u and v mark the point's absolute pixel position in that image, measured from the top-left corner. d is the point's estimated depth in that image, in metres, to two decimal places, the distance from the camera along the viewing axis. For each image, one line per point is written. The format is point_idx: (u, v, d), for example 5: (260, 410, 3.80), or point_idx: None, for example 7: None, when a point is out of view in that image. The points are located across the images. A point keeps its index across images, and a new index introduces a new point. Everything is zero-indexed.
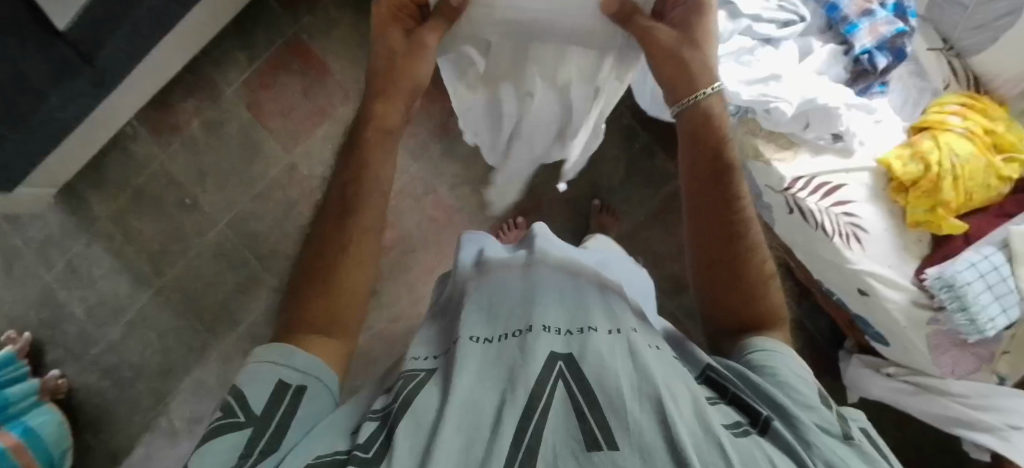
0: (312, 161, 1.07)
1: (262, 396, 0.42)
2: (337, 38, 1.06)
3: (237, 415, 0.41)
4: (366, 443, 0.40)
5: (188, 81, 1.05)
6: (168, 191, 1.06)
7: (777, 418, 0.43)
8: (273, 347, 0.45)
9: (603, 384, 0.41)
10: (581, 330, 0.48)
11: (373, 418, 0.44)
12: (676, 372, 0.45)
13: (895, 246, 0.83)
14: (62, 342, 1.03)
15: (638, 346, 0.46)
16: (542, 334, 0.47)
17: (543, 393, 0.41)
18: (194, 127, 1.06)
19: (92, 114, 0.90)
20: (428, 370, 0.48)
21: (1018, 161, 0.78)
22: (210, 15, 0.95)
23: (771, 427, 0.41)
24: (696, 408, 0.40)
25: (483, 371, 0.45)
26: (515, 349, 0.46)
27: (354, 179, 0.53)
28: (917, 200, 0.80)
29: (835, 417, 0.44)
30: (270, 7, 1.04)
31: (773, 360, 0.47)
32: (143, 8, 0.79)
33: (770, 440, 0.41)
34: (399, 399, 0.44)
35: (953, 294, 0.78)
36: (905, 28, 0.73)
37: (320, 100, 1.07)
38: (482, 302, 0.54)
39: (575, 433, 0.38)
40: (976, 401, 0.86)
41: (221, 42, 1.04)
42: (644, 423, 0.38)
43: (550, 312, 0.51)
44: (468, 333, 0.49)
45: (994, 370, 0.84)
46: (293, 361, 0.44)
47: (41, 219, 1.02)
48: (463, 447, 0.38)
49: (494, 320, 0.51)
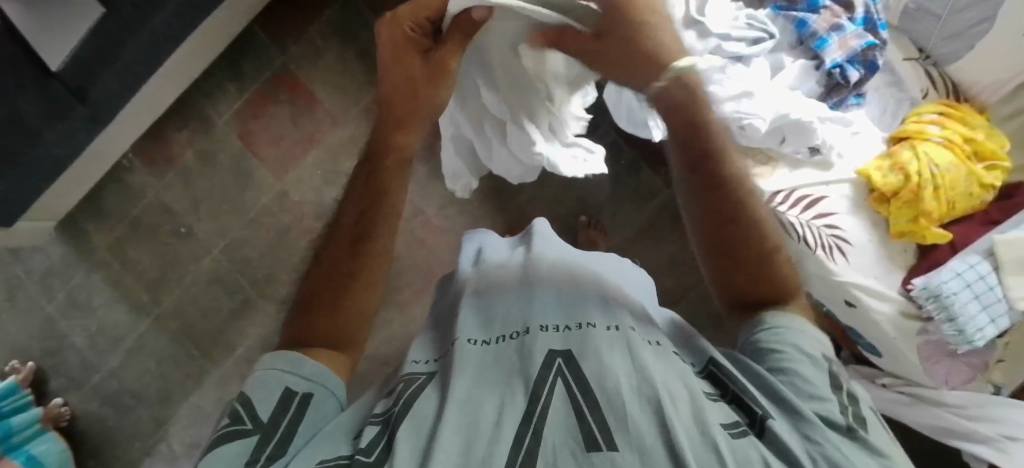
0: (303, 187, 1.11)
1: (269, 403, 0.43)
2: (324, 67, 1.11)
3: (246, 422, 0.42)
4: (368, 447, 0.40)
5: (182, 113, 1.08)
6: (164, 221, 1.08)
7: (777, 415, 0.42)
8: (281, 356, 0.46)
9: (602, 383, 0.41)
10: (580, 325, 0.48)
11: (374, 422, 0.44)
12: (676, 369, 0.44)
13: (879, 257, 0.82)
14: (64, 371, 1.05)
15: (636, 344, 0.45)
16: (541, 332, 0.47)
17: (543, 393, 0.41)
18: (188, 158, 1.09)
19: (89, 150, 0.92)
20: (428, 373, 0.49)
21: (999, 168, 0.79)
22: (201, 50, 0.98)
23: (768, 428, 0.41)
24: (694, 408, 0.40)
25: (482, 374, 0.45)
26: (513, 351, 0.47)
27: (367, 209, 0.58)
28: (899, 211, 0.79)
29: (840, 407, 0.43)
30: (258, 40, 1.08)
31: (781, 343, 0.48)
32: (133, 47, 0.81)
33: (769, 439, 0.40)
34: (400, 403, 0.44)
35: (939, 305, 0.78)
36: (874, 41, 0.76)
37: (309, 128, 1.11)
38: (484, 300, 0.55)
39: (575, 432, 0.37)
40: (972, 412, 0.83)
41: (212, 74, 1.08)
42: (643, 424, 0.38)
43: (548, 310, 0.51)
44: (465, 335, 0.50)
45: (989, 380, 0.84)
46: (300, 369, 0.46)
47: (42, 251, 1.05)
48: (463, 449, 0.38)
49: (490, 323, 0.52)
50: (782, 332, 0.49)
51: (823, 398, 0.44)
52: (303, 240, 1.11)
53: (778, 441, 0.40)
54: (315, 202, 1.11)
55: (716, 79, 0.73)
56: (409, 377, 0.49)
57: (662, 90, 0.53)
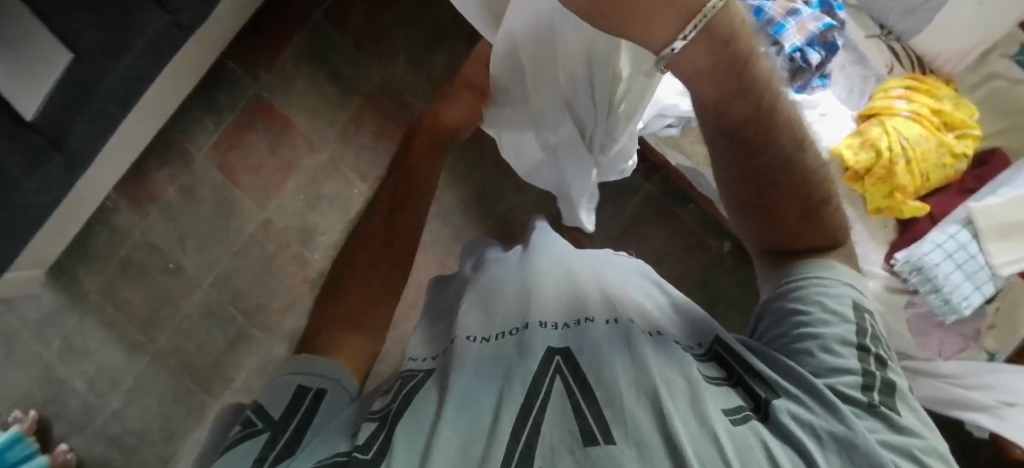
0: (287, 213, 1.12)
1: (278, 403, 0.42)
2: (297, 92, 1.12)
3: (258, 424, 0.41)
4: (365, 443, 0.39)
5: (160, 151, 1.09)
6: (152, 258, 1.09)
7: (786, 397, 0.41)
8: (290, 362, 0.46)
9: (600, 378, 0.41)
10: (578, 323, 0.48)
11: (372, 418, 0.42)
12: (677, 357, 0.43)
13: (859, 234, 0.82)
14: (66, 418, 1.05)
15: (635, 336, 0.45)
16: (540, 327, 0.47)
17: (541, 389, 0.41)
18: (171, 194, 1.10)
19: (71, 195, 0.92)
20: (427, 370, 0.47)
21: (968, 137, 0.81)
22: (174, 86, 0.98)
23: (772, 413, 0.39)
24: (693, 397, 0.39)
25: (482, 368, 0.44)
26: (512, 348, 0.46)
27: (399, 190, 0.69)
28: (873, 187, 0.80)
29: (864, 377, 0.41)
30: (229, 71, 1.10)
31: (808, 309, 0.46)
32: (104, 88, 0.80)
33: (776, 421, 0.39)
34: (398, 399, 0.43)
35: (923, 277, 0.78)
36: (831, 23, 0.77)
37: (287, 154, 1.12)
38: (484, 295, 0.53)
39: (572, 427, 0.37)
40: (970, 381, 0.80)
41: (187, 110, 1.09)
42: (640, 418, 0.37)
43: (547, 305, 0.50)
44: (464, 333, 0.48)
45: (982, 347, 0.82)
46: (307, 367, 0.45)
47: (35, 299, 1.05)
48: (462, 445, 0.37)
49: (491, 317, 0.51)
50: (814, 287, 0.47)
51: (846, 369, 0.42)
52: (292, 265, 1.11)
53: (782, 424, 0.39)
54: (299, 227, 1.12)
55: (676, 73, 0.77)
56: (407, 374, 0.48)
57: (689, 43, 0.34)
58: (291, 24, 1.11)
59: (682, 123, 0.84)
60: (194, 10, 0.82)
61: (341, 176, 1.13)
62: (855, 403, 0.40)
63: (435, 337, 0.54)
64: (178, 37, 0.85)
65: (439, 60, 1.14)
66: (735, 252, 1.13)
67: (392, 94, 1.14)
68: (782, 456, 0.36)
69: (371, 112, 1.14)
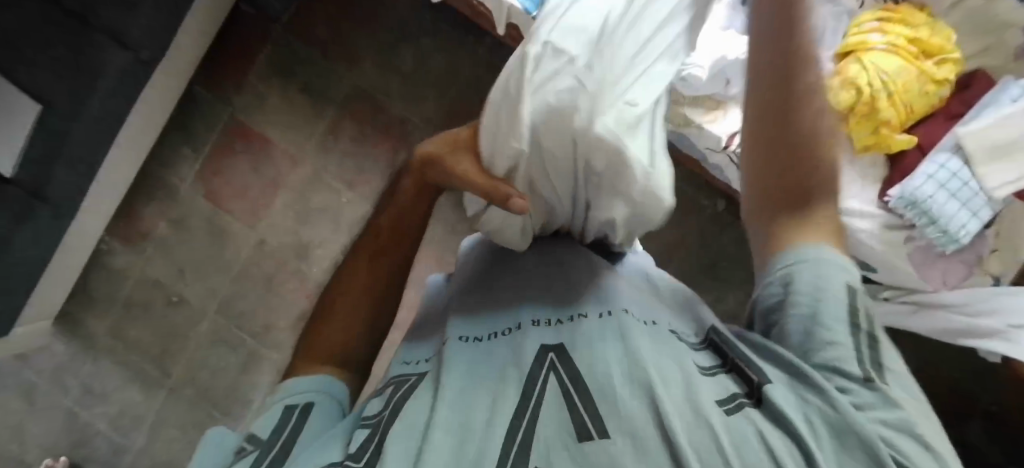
0: (279, 231, 1.11)
1: (266, 425, 0.42)
2: (270, 109, 1.12)
3: (247, 446, 0.40)
4: (357, 452, 0.38)
5: (145, 187, 1.09)
6: (154, 294, 1.10)
7: (782, 382, 0.38)
8: (286, 387, 0.46)
9: (592, 372, 0.40)
10: (572, 317, 0.47)
11: (365, 425, 0.41)
12: (670, 345, 0.43)
13: (851, 175, 0.82)
14: (96, 459, 1.07)
15: (629, 325, 0.44)
16: (532, 327, 0.47)
17: (535, 387, 0.40)
18: (162, 228, 1.10)
19: (63, 242, 0.92)
20: (419, 374, 0.47)
21: (949, 61, 0.79)
22: (148, 120, 0.98)
23: (763, 396, 0.37)
24: (687, 383, 0.38)
25: (474, 371, 0.44)
26: (504, 350, 0.46)
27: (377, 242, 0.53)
28: (859, 125, 0.79)
29: (856, 356, 0.37)
30: (201, 98, 1.09)
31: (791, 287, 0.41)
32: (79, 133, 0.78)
33: (769, 404, 0.36)
34: (389, 407, 0.43)
35: (919, 210, 0.77)
36: None
37: (271, 173, 1.12)
38: (476, 306, 0.53)
39: (567, 425, 0.37)
40: (976, 307, 0.80)
41: (165, 143, 1.09)
42: (634, 408, 0.37)
43: (540, 308, 0.50)
44: (456, 333, 0.49)
45: (987, 271, 0.81)
46: (297, 389, 0.45)
47: (48, 349, 1.07)
48: (455, 448, 0.37)
49: (484, 320, 0.51)
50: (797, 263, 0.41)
51: (840, 355, 0.37)
52: (291, 282, 1.11)
53: (770, 408, 0.36)
54: (294, 243, 1.12)
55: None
56: (399, 381, 0.47)
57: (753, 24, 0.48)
58: (254, 43, 1.10)
59: None
60: (156, 43, 0.79)
61: (327, 187, 1.12)
62: (847, 383, 0.36)
63: (430, 340, 0.53)
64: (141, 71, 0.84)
65: (407, 56, 1.12)
66: (731, 209, 1.12)
67: (365, 98, 1.12)
68: (773, 437, 0.34)
69: (347, 118, 1.12)
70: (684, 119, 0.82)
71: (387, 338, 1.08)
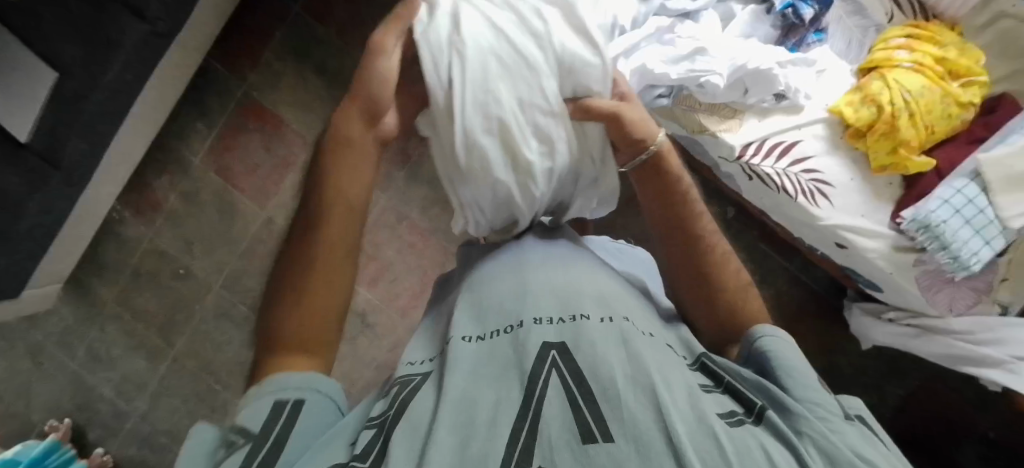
0: (287, 212, 1.12)
1: (257, 416, 0.39)
2: (284, 88, 1.12)
3: (236, 440, 0.38)
4: (364, 452, 0.38)
5: (158, 159, 1.10)
6: (162, 265, 1.11)
7: (771, 409, 0.42)
8: (268, 379, 0.43)
9: (596, 373, 0.40)
10: (573, 317, 0.47)
11: (370, 426, 0.41)
12: (669, 359, 0.44)
13: (864, 195, 0.81)
14: (99, 422, 1.09)
15: (630, 333, 0.45)
16: (534, 325, 0.46)
17: (538, 386, 0.40)
18: (173, 201, 1.11)
19: (75, 210, 0.93)
20: (424, 373, 0.47)
21: (974, 84, 0.78)
22: (163, 93, 0.98)
23: (764, 415, 0.40)
24: (689, 396, 0.39)
25: (479, 370, 0.44)
26: (507, 348, 0.45)
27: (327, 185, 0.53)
28: (876, 144, 0.78)
29: (834, 398, 0.43)
30: (216, 74, 1.09)
31: (771, 349, 0.48)
32: (92, 102, 0.78)
33: (769, 423, 0.39)
34: (395, 405, 0.43)
35: (931, 235, 0.76)
36: None
37: (282, 152, 1.12)
38: (475, 300, 0.53)
39: (571, 424, 0.36)
40: (981, 336, 0.81)
41: (179, 117, 1.09)
42: (639, 412, 0.37)
43: (542, 302, 0.49)
44: (458, 333, 0.48)
45: (995, 299, 0.80)
46: (284, 383, 0.42)
47: (56, 313, 1.09)
48: (457, 446, 0.37)
49: (482, 319, 0.50)
50: (766, 341, 0.49)
51: (818, 400, 0.42)
52: None
53: (772, 426, 0.39)
54: None
55: (667, 38, 0.75)
56: (404, 380, 0.46)
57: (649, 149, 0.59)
58: (272, 20, 1.10)
59: (671, 92, 0.78)
60: (172, 16, 0.80)
61: None
62: (830, 420, 0.40)
63: (430, 338, 0.54)
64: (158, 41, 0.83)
65: None
66: (739, 217, 1.11)
67: None
68: (776, 455, 0.36)
69: None
70: (699, 126, 0.80)
71: (390, 323, 1.10)
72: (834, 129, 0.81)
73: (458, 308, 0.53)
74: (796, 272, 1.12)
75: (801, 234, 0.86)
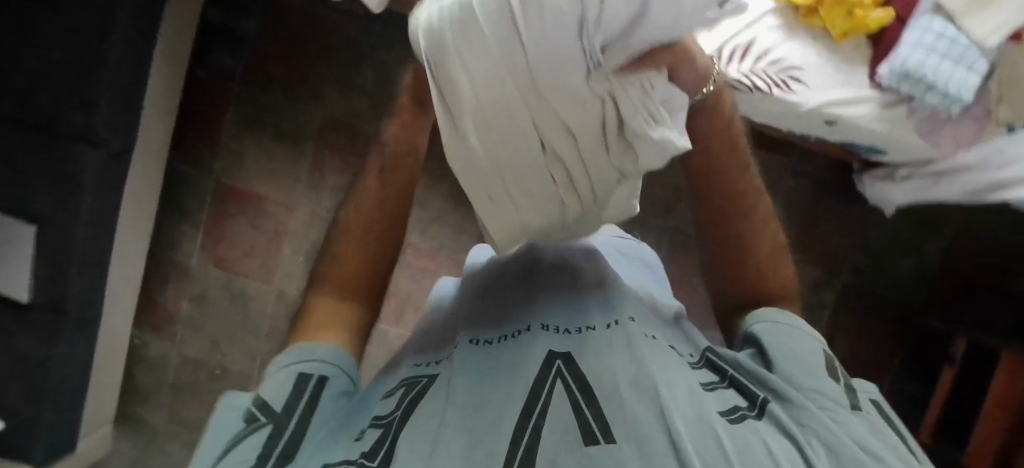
0: (295, 280, 1.11)
1: (279, 392, 0.47)
2: (251, 163, 1.10)
3: (261, 416, 0.45)
4: (372, 451, 0.41)
5: (158, 273, 1.11)
6: (197, 372, 1.12)
7: (772, 401, 0.48)
8: (290, 351, 0.51)
9: (599, 379, 0.45)
10: (580, 330, 0.52)
11: (376, 424, 0.44)
12: (673, 362, 0.49)
13: (835, 67, 0.79)
14: None
15: (634, 337, 0.50)
16: (542, 334, 0.52)
17: (543, 389, 0.45)
18: (186, 308, 1.12)
19: (98, 350, 0.93)
20: (430, 375, 0.51)
21: None
22: (139, 212, 0.98)
23: (766, 409, 0.46)
24: (692, 397, 0.44)
25: (486, 374, 0.48)
26: (514, 352, 0.51)
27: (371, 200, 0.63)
28: (830, 13, 0.77)
29: (840, 391, 0.49)
30: (183, 175, 1.09)
31: (774, 331, 0.55)
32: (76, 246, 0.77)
33: (772, 416, 0.45)
34: (401, 407, 0.46)
35: (913, 81, 0.75)
36: None
37: (271, 225, 1.11)
38: (487, 311, 0.60)
39: (575, 425, 0.41)
40: (996, 162, 0.80)
41: (163, 227, 1.10)
42: (642, 413, 0.41)
43: (550, 316, 0.56)
44: (469, 340, 0.54)
45: (997, 122, 0.78)
46: (311, 354, 0.51)
47: (116, 451, 1.11)
48: (466, 445, 0.40)
49: (493, 328, 0.56)
50: (774, 328, 0.56)
51: (820, 390, 0.48)
52: None
53: (775, 417, 0.45)
54: None
55: None
56: (410, 383, 0.51)
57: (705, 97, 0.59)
58: (217, 103, 1.08)
59: None
60: (121, 134, 0.76)
61: (329, 223, 1.11)
62: (834, 410, 0.46)
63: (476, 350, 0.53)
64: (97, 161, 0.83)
65: (369, 73, 1.07)
66: None
67: (341, 127, 1.09)
68: (776, 448, 0.42)
69: (328, 150, 1.09)
70: None
71: None
72: (784, 15, 0.80)
73: (466, 322, 0.59)
74: (807, 164, 1.09)
75: (788, 123, 0.86)
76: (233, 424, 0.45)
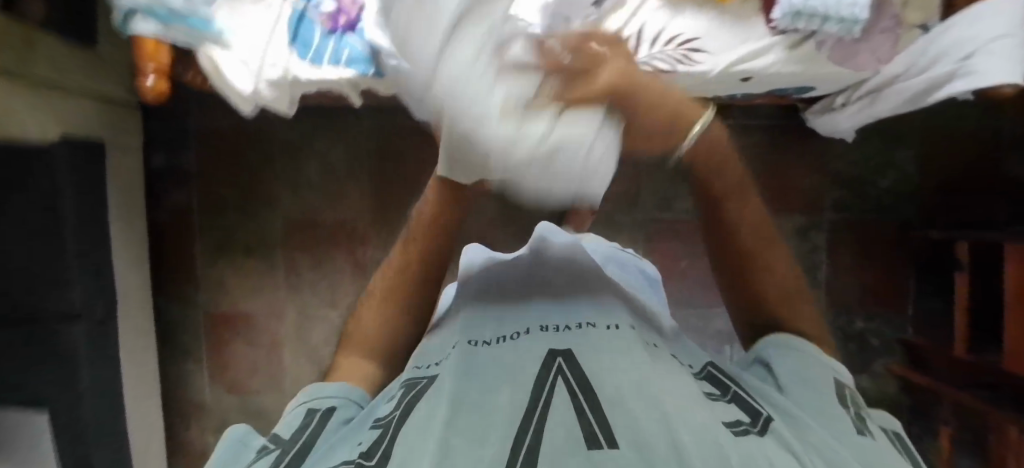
0: (304, 382, 1.12)
1: (289, 426, 0.50)
2: (231, 285, 1.13)
3: (273, 445, 0.48)
4: (370, 452, 0.44)
5: (178, 415, 1.14)
6: None
7: (776, 418, 0.47)
8: (307, 390, 0.56)
9: (598, 379, 0.48)
10: (580, 325, 0.57)
11: (378, 426, 0.48)
12: (675, 375, 0.51)
13: (730, 26, 0.80)
14: None
15: (628, 341, 0.54)
16: (540, 335, 0.56)
17: (543, 387, 0.47)
18: (212, 439, 1.14)
19: None
20: (427, 376, 0.54)
21: None
22: (139, 365, 1.02)
23: (768, 426, 0.44)
24: (693, 403, 0.45)
25: (485, 372, 0.51)
26: (514, 352, 0.54)
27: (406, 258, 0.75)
28: None
29: (850, 416, 0.47)
30: (174, 317, 1.13)
31: (788, 352, 0.55)
32: None
33: (776, 432, 0.44)
34: (400, 408, 0.49)
35: (807, 18, 0.74)
36: None
37: (266, 337, 1.13)
38: (481, 312, 0.63)
39: (575, 426, 0.42)
40: (921, 65, 0.78)
41: (170, 370, 1.14)
42: (643, 412, 0.43)
43: (549, 317, 0.60)
44: (469, 339, 0.58)
45: (911, 24, 0.79)
46: (322, 392, 0.55)
47: None
48: (474, 441, 0.42)
49: (495, 328, 0.60)
50: (785, 349, 0.55)
51: (828, 415, 0.47)
52: None
53: (776, 431, 0.44)
54: None
55: None
56: (410, 384, 0.54)
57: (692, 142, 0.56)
58: (184, 239, 1.12)
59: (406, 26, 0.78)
60: (102, 300, 0.93)
61: (318, 317, 1.12)
62: (839, 434, 0.44)
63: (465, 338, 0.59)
64: (80, 336, 0.88)
65: (311, 167, 1.10)
66: None
67: (302, 225, 1.11)
68: (777, 456, 0.40)
69: (297, 250, 1.12)
70: None
71: None
72: None
73: (456, 328, 0.62)
74: (759, 115, 1.07)
75: (708, 91, 0.85)
76: (242, 457, 0.48)
